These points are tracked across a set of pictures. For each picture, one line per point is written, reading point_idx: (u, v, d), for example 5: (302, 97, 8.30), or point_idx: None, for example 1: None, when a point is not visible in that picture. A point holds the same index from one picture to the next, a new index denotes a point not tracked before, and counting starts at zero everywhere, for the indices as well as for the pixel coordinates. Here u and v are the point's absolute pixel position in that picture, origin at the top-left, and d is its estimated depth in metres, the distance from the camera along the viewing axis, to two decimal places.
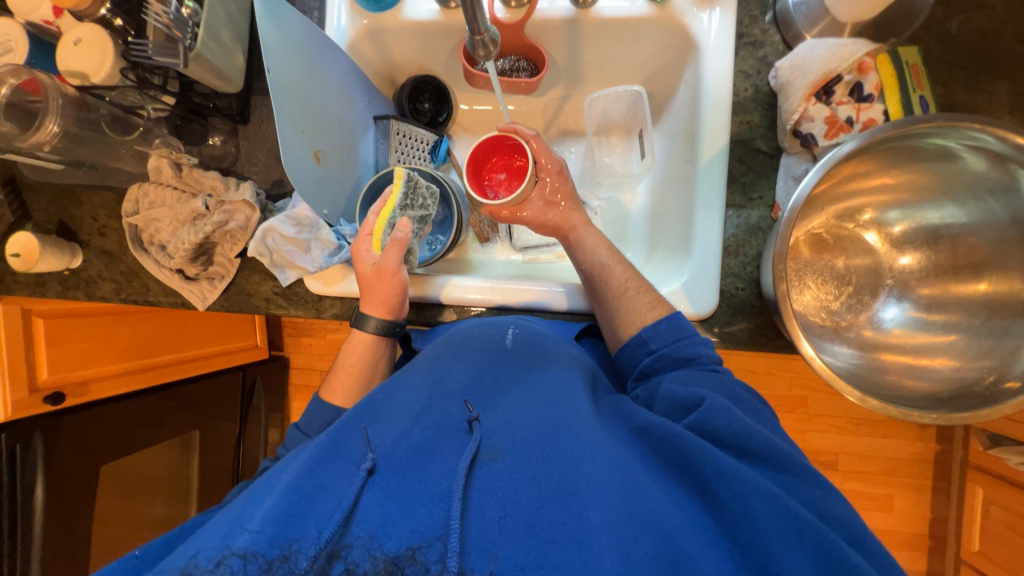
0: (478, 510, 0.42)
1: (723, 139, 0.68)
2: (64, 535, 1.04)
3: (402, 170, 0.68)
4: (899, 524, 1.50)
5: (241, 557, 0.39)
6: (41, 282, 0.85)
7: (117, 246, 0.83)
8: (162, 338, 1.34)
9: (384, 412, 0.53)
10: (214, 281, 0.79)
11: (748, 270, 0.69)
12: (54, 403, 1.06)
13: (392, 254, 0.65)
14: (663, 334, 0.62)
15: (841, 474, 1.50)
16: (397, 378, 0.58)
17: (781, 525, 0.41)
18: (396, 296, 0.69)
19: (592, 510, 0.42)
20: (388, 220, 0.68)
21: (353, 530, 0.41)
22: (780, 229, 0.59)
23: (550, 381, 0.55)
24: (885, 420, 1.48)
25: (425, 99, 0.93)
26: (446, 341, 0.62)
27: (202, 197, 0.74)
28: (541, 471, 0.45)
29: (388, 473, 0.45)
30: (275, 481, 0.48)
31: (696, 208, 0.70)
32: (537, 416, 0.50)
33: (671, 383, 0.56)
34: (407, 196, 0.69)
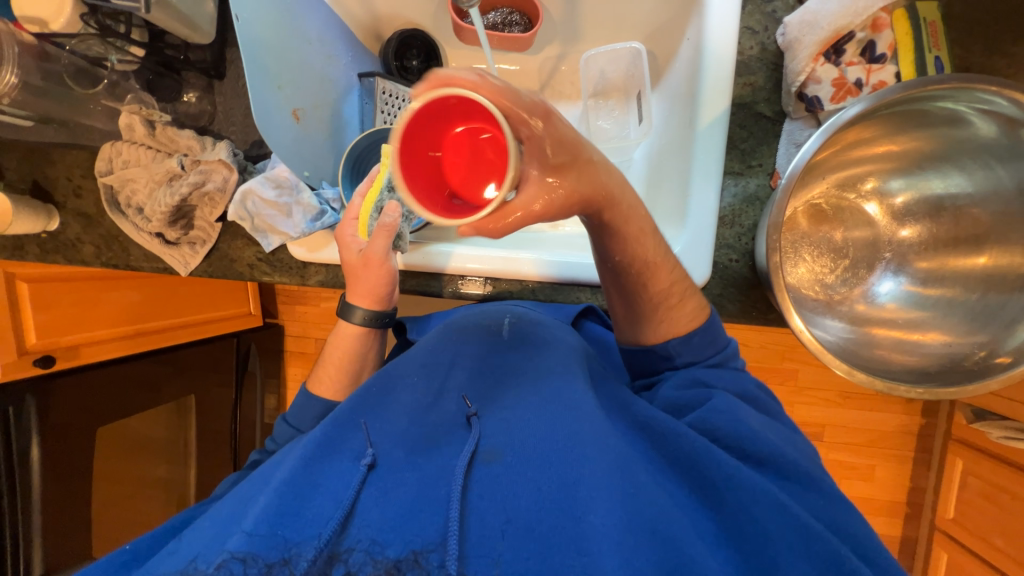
0: (478, 516, 0.42)
1: (725, 103, 0.65)
2: (63, 493, 1.06)
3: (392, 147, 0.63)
4: (879, 493, 1.54)
5: (241, 562, 0.38)
6: (19, 245, 0.83)
7: (95, 208, 0.81)
8: (152, 304, 1.33)
9: (384, 407, 0.53)
10: (195, 246, 0.77)
11: (742, 242, 0.67)
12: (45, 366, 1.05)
13: (379, 241, 0.63)
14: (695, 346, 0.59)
15: (827, 445, 1.53)
16: (391, 372, 0.58)
17: (784, 529, 0.42)
18: (382, 286, 0.69)
19: (593, 515, 0.41)
20: (375, 203, 0.66)
21: (352, 531, 0.41)
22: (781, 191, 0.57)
23: (548, 375, 0.55)
24: (873, 394, 1.50)
25: (412, 56, 0.86)
26: (445, 336, 0.63)
27: (178, 157, 0.70)
28: (538, 472, 0.45)
29: (388, 469, 0.46)
30: (270, 477, 0.48)
31: (692, 176, 0.67)
32: (536, 412, 0.49)
33: (678, 382, 0.58)
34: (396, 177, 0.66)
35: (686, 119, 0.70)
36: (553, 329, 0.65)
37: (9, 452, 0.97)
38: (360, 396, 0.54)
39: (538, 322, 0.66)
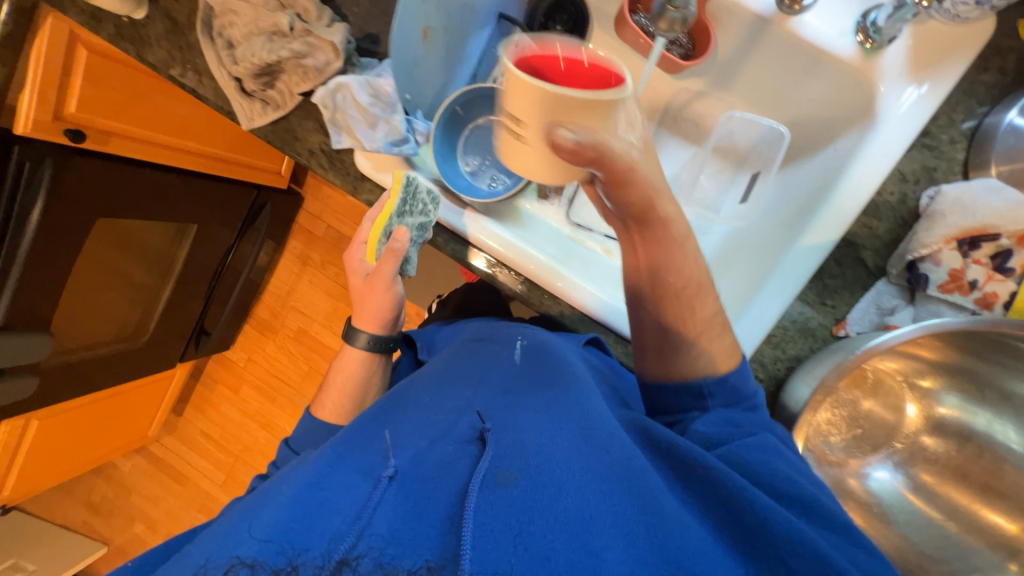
0: (485, 536, 0.40)
1: (834, 235, 0.62)
2: (48, 264, 1.06)
3: (403, 172, 0.65)
4: None
5: (252, 568, 0.39)
6: (96, 18, 0.79)
7: (185, 18, 0.76)
8: (195, 123, 1.29)
9: (395, 424, 0.59)
10: (267, 107, 0.73)
11: (774, 367, 0.66)
12: (75, 140, 1.03)
13: (386, 265, 0.70)
14: (730, 390, 0.60)
15: None
16: (402, 393, 0.66)
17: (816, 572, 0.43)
18: (382, 309, 0.78)
19: (610, 552, 0.41)
20: (382, 227, 0.68)
21: (361, 538, 0.41)
22: (840, 360, 0.55)
23: (572, 408, 0.55)
24: None
25: (559, 20, 0.78)
26: (458, 354, 0.73)
27: (290, 15, 0.65)
28: (557, 501, 0.44)
29: (406, 480, 0.47)
30: (275, 493, 0.50)
31: (765, 285, 0.65)
32: (546, 420, 0.54)
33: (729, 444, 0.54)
34: (407, 203, 0.66)
35: (788, 225, 0.67)
36: (565, 345, 0.72)
37: (12, 206, 0.96)
38: (385, 417, 0.61)
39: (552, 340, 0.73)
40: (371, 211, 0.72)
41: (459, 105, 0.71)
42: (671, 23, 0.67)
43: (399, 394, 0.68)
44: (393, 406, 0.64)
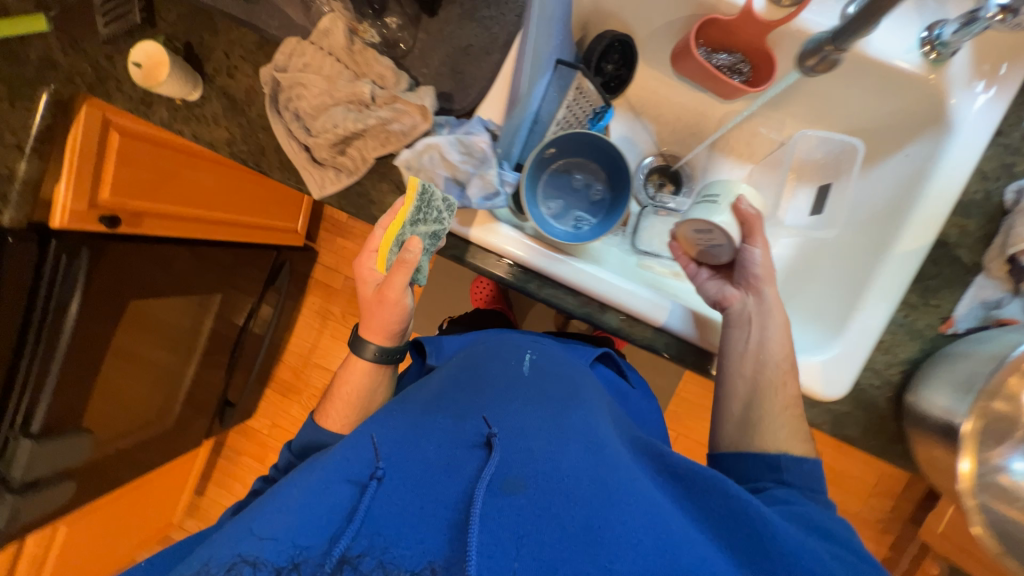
0: (491, 544, 0.41)
1: (929, 238, 0.64)
2: (84, 358, 1.00)
3: (417, 180, 0.60)
4: None
5: (252, 566, 0.40)
6: (147, 102, 0.77)
7: (244, 94, 0.75)
8: (218, 193, 1.26)
9: (390, 421, 0.57)
10: (340, 173, 0.71)
11: (888, 371, 0.67)
12: (109, 227, 0.98)
13: (398, 277, 0.63)
14: (803, 473, 0.61)
15: None
16: (414, 396, 0.65)
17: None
18: (390, 320, 0.71)
19: (618, 562, 0.42)
20: (394, 237, 0.63)
21: (359, 537, 0.42)
22: (988, 367, 0.53)
23: (579, 421, 0.57)
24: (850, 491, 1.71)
25: (610, 61, 0.81)
26: (469, 356, 0.74)
27: (369, 83, 0.66)
28: (565, 513, 0.45)
29: (394, 481, 0.48)
30: (278, 496, 0.50)
31: (868, 292, 0.66)
32: (556, 431, 0.55)
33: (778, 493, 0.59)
34: (419, 210, 0.62)
35: (874, 232, 0.69)
36: (567, 367, 0.73)
37: (48, 302, 0.90)
38: (388, 415, 0.59)
39: (555, 360, 0.74)
40: (381, 218, 0.65)
41: (550, 146, 0.69)
42: (824, 57, 0.64)
43: (410, 394, 0.68)
44: (396, 406, 0.63)
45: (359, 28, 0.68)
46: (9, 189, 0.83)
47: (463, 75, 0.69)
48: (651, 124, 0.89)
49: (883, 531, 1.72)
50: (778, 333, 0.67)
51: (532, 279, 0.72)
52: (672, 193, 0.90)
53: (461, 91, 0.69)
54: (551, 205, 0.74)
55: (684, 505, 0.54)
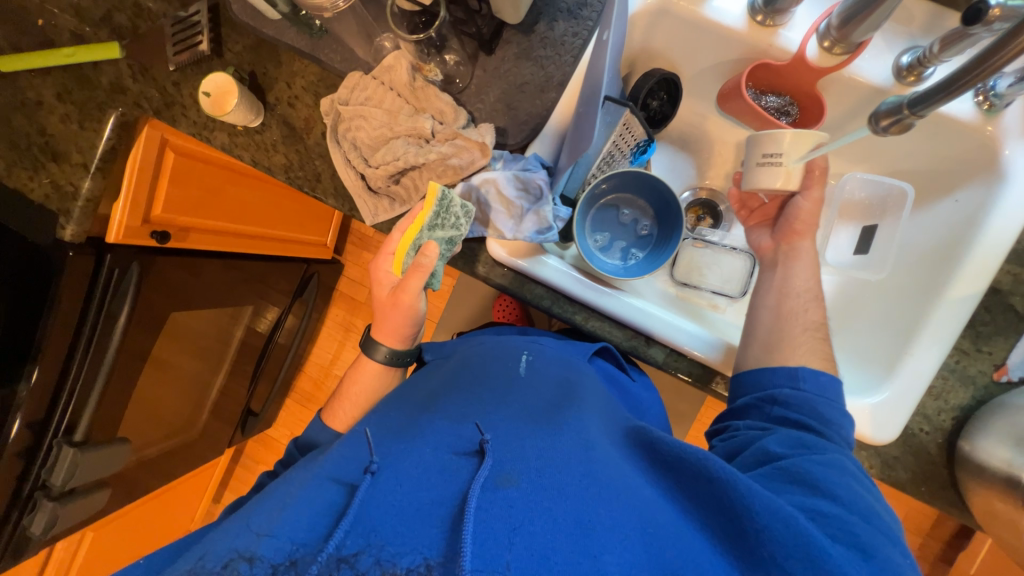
0: (485, 535, 0.41)
1: (982, 285, 0.64)
2: (126, 367, 1.02)
3: (438, 186, 0.61)
4: None
5: (249, 561, 0.41)
6: (210, 127, 0.80)
7: (303, 123, 0.78)
8: (258, 209, 1.29)
9: (394, 432, 0.58)
10: (393, 202, 0.73)
11: (940, 417, 0.66)
12: (160, 241, 1.02)
13: (413, 282, 0.67)
14: (822, 385, 0.63)
15: None
16: (412, 406, 0.65)
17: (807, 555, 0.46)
18: (403, 325, 0.76)
19: (608, 554, 0.43)
20: (413, 240, 0.65)
21: (354, 535, 0.42)
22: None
23: (569, 421, 0.58)
24: None
25: (656, 98, 0.82)
26: (466, 359, 0.75)
27: (429, 119, 0.69)
28: (555, 505, 0.46)
29: (392, 482, 0.48)
30: (276, 501, 0.51)
31: (918, 337, 0.66)
32: (545, 430, 0.56)
33: (776, 440, 0.58)
34: (438, 217, 0.63)
35: (927, 276, 0.69)
36: (562, 368, 0.73)
37: (99, 313, 0.92)
38: (391, 426, 0.60)
39: (550, 362, 0.74)
40: (403, 221, 0.69)
41: (604, 181, 0.72)
42: (897, 121, 0.61)
43: (410, 398, 0.70)
44: (396, 413, 0.65)
45: (423, 67, 0.70)
46: (72, 205, 0.87)
47: (517, 112, 0.72)
48: (692, 158, 0.91)
49: None
50: (801, 273, 0.72)
51: (580, 311, 0.73)
52: (711, 227, 0.92)
53: (515, 127, 0.72)
54: (599, 238, 0.76)
55: (673, 497, 0.53)
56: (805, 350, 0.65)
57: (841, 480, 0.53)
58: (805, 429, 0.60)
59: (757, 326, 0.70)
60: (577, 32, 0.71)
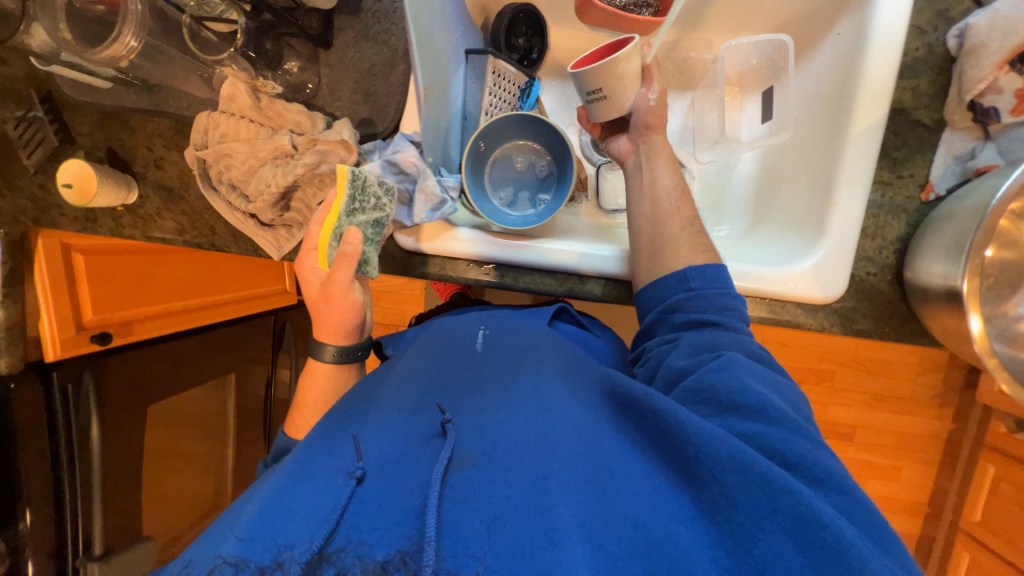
0: (454, 524, 0.39)
1: (883, 110, 0.61)
2: (121, 472, 1.03)
3: (346, 167, 0.54)
4: (906, 458, 1.74)
5: (235, 567, 0.36)
6: (91, 218, 0.78)
7: (178, 181, 0.75)
8: (194, 280, 1.22)
9: (364, 419, 0.55)
10: (292, 229, 0.71)
11: (883, 255, 0.65)
12: (102, 342, 1.00)
13: (341, 274, 0.59)
14: (708, 278, 0.64)
15: (855, 420, 1.73)
16: (370, 396, 0.61)
17: (745, 475, 0.43)
18: (346, 318, 0.67)
19: (563, 507, 0.41)
20: (332, 231, 0.58)
21: (337, 535, 0.39)
22: (973, 223, 0.50)
23: (528, 387, 0.56)
24: (899, 379, 1.69)
25: (519, 33, 0.79)
26: (420, 345, 0.72)
27: (287, 133, 0.65)
28: (511, 474, 0.44)
29: (378, 479, 0.44)
30: (242, 511, 0.46)
31: (839, 184, 0.63)
32: (504, 400, 0.53)
33: (679, 356, 0.59)
34: (355, 200, 0.57)
35: (829, 118, 0.66)
36: (519, 333, 0.71)
37: (69, 432, 0.92)
38: (351, 419, 0.56)
39: (508, 329, 0.73)
40: (318, 213, 0.61)
41: (481, 140, 0.70)
42: None
43: (366, 387, 0.65)
44: (356, 399, 0.61)
45: (261, 85, 0.66)
46: None
47: (376, 96, 0.69)
48: None
49: (944, 405, 1.69)
50: (665, 171, 0.72)
51: (508, 272, 0.71)
52: None
53: (379, 112, 0.69)
54: (502, 195, 0.73)
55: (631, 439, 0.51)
56: (685, 250, 0.67)
57: (740, 380, 0.52)
58: (708, 328, 0.61)
59: (639, 237, 0.70)
60: None
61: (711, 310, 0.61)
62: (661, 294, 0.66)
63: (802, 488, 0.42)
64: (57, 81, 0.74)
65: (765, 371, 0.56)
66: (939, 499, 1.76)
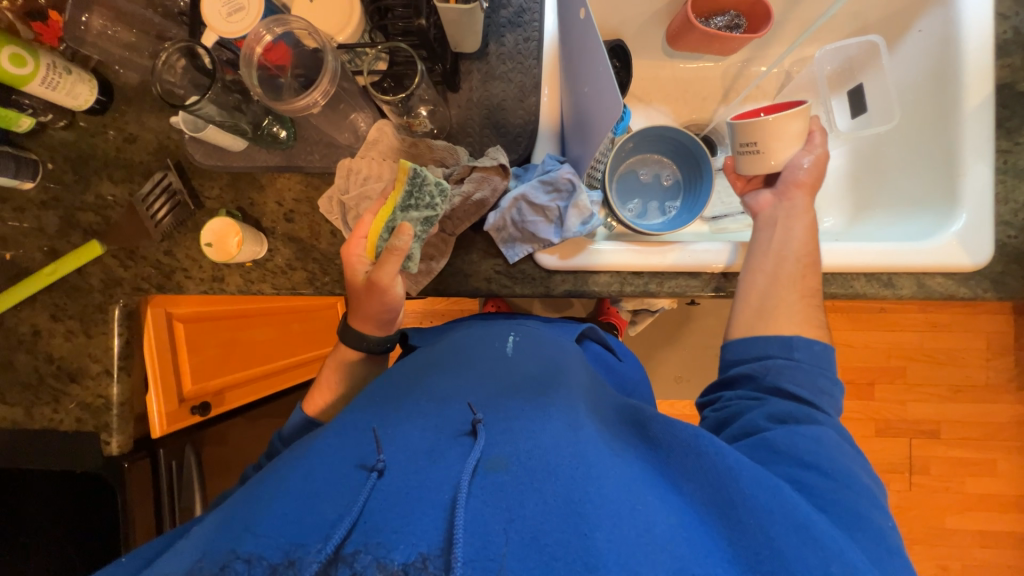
0: (479, 522, 0.38)
1: (990, 88, 0.67)
2: None
3: (408, 163, 0.60)
4: (996, 450, 1.68)
5: (247, 561, 0.37)
6: (219, 277, 0.78)
7: (308, 232, 0.77)
8: (274, 344, 1.19)
9: (392, 413, 0.53)
10: (431, 262, 0.71)
11: (1019, 217, 0.67)
12: (202, 413, 0.98)
13: (386, 266, 0.60)
14: (815, 354, 0.59)
15: (937, 415, 1.69)
16: (405, 388, 0.58)
17: (799, 540, 0.42)
18: (382, 310, 0.66)
19: (599, 532, 0.39)
20: (385, 222, 0.62)
21: (358, 529, 0.38)
22: None
23: (567, 407, 0.52)
24: (972, 367, 1.67)
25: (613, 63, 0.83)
26: (443, 344, 0.70)
27: (438, 168, 0.69)
28: (545, 485, 0.42)
29: (399, 473, 0.43)
30: (259, 492, 0.45)
31: (965, 154, 0.67)
32: (538, 409, 0.51)
33: (757, 413, 0.56)
34: (410, 194, 0.61)
35: (935, 103, 0.71)
36: (552, 345, 0.69)
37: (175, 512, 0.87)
38: (372, 410, 0.54)
39: (540, 338, 0.70)
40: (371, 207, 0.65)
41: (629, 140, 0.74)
42: None
43: (392, 379, 0.62)
44: (377, 394, 0.58)
45: (411, 123, 0.70)
46: (110, 417, 0.80)
47: (506, 129, 0.72)
48: (663, 106, 0.94)
49: (1021, 387, 1.66)
50: (801, 233, 0.66)
51: (651, 279, 0.72)
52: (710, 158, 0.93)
53: (513, 143, 0.72)
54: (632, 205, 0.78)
55: (664, 471, 0.49)
56: (798, 318, 0.62)
57: (822, 451, 0.50)
58: (801, 402, 0.56)
59: (749, 291, 0.65)
60: (528, 37, 0.73)
61: (795, 384, 0.58)
62: (757, 350, 0.61)
63: (856, 562, 0.42)
64: (188, 150, 0.77)
65: (856, 452, 0.54)
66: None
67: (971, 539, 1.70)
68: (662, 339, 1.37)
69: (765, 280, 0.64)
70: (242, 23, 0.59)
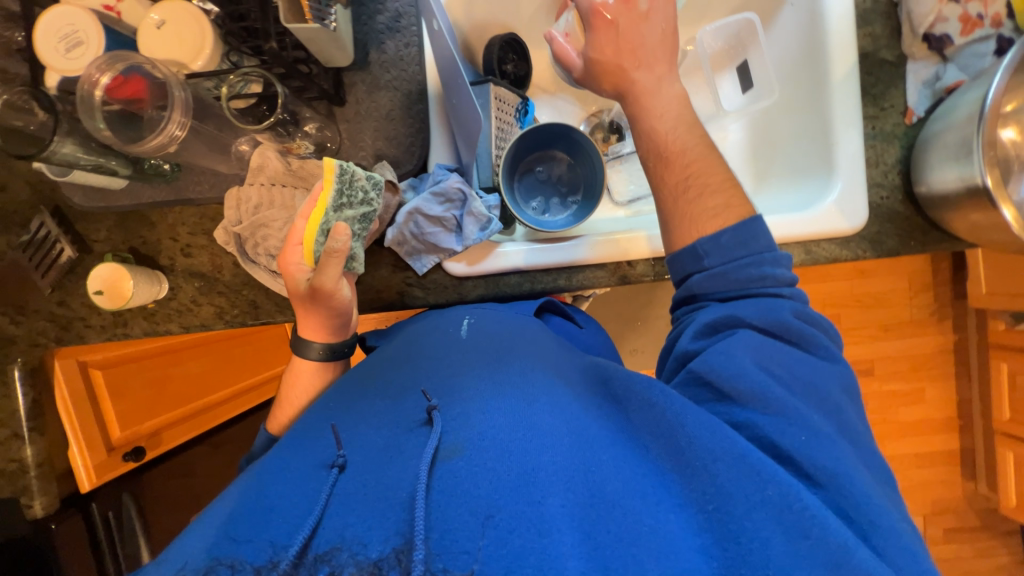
0: (442, 514, 0.36)
1: (853, 58, 0.70)
2: None
3: (333, 161, 0.54)
4: (924, 379, 1.83)
5: (229, 568, 0.35)
6: (121, 321, 0.75)
7: (210, 265, 0.74)
8: (210, 376, 1.20)
9: (353, 407, 0.50)
10: None
11: (890, 178, 0.71)
12: (134, 457, 1.00)
13: (331, 270, 0.56)
14: (725, 248, 0.56)
15: (870, 354, 1.81)
16: (360, 385, 0.55)
17: (746, 482, 0.40)
18: (329, 315, 0.63)
19: (552, 498, 0.38)
20: (320, 225, 0.56)
21: (325, 530, 0.36)
22: (975, 125, 0.58)
23: (522, 378, 0.50)
24: (897, 306, 1.79)
25: (509, 60, 0.83)
26: (400, 337, 0.65)
27: None
28: (500, 462, 0.39)
29: (358, 468, 0.41)
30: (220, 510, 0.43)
31: (834, 125, 0.71)
32: (489, 384, 0.49)
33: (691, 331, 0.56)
34: (342, 193, 0.57)
35: (809, 73, 0.74)
36: (509, 319, 0.65)
37: None
38: (327, 411, 0.52)
39: (496, 315, 0.65)
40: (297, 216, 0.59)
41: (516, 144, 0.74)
42: None
43: (352, 377, 0.59)
44: (339, 390, 0.56)
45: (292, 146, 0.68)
46: (28, 480, 0.75)
47: (398, 139, 0.71)
48: (569, 95, 0.94)
49: (941, 319, 1.80)
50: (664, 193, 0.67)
51: (558, 275, 0.73)
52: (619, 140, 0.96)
53: (405, 152, 0.71)
54: (536, 204, 0.78)
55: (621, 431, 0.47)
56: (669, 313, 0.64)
57: (746, 358, 0.49)
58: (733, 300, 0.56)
59: None
60: (408, 42, 0.71)
61: (729, 284, 0.56)
62: (678, 271, 0.59)
63: (794, 483, 0.41)
64: (65, 193, 0.73)
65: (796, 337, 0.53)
66: (965, 408, 1.84)
67: (908, 462, 1.86)
68: (607, 319, 1.40)
69: (677, 194, 0.59)
70: (83, 59, 0.56)
